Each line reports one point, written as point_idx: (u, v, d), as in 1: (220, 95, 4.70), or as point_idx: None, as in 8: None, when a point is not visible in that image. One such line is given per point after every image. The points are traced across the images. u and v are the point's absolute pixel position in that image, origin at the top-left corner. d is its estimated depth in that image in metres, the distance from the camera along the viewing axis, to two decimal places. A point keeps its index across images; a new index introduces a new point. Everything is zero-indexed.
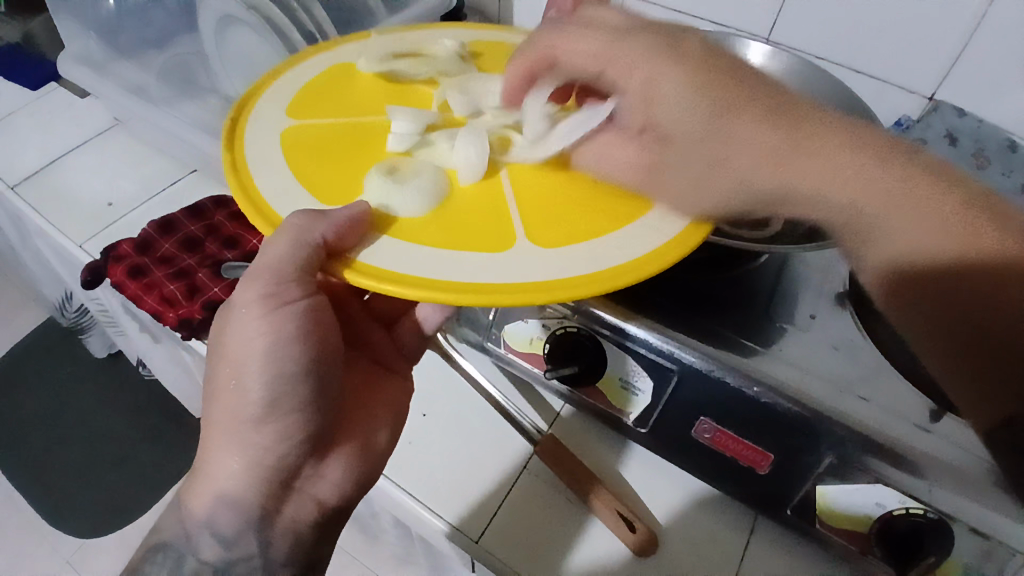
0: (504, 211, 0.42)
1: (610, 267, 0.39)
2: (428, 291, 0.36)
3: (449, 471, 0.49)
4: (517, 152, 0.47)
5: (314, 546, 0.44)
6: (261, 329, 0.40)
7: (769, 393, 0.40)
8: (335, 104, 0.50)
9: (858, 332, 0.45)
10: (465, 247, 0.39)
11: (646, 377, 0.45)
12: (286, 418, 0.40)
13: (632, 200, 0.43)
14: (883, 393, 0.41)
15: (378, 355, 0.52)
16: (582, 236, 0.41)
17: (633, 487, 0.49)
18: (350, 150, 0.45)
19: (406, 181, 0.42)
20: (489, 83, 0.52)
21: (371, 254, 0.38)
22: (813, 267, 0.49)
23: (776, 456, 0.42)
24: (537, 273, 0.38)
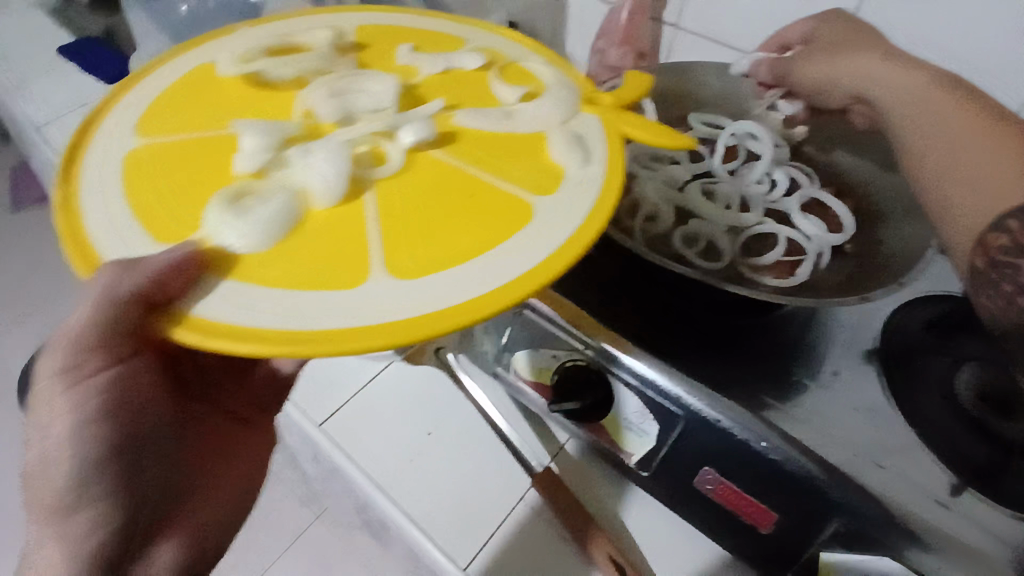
0: (360, 236, 0.34)
1: (475, 295, 0.31)
2: (256, 344, 0.28)
3: (447, 494, 0.48)
4: (394, 166, 0.37)
5: None
6: (63, 408, 0.36)
7: (777, 449, 0.39)
8: (187, 114, 0.40)
9: (883, 394, 0.43)
10: (309, 286, 0.31)
11: (651, 420, 0.44)
12: (99, 504, 0.37)
13: (516, 216, 0.35)
14: (902, 463, 0.39)
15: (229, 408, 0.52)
16: (453, 260, 0.33)
17: (631, 531, 0.48)
18: (195, 172, 0.36)
19: (248, 211, 0.33)
20: (366, 81, 0.42)
21: (204, 301, 0.30)
22: (845, 321, 0.47)
23: (780, 517, 0.40)
24: (395, 312, 0.30)
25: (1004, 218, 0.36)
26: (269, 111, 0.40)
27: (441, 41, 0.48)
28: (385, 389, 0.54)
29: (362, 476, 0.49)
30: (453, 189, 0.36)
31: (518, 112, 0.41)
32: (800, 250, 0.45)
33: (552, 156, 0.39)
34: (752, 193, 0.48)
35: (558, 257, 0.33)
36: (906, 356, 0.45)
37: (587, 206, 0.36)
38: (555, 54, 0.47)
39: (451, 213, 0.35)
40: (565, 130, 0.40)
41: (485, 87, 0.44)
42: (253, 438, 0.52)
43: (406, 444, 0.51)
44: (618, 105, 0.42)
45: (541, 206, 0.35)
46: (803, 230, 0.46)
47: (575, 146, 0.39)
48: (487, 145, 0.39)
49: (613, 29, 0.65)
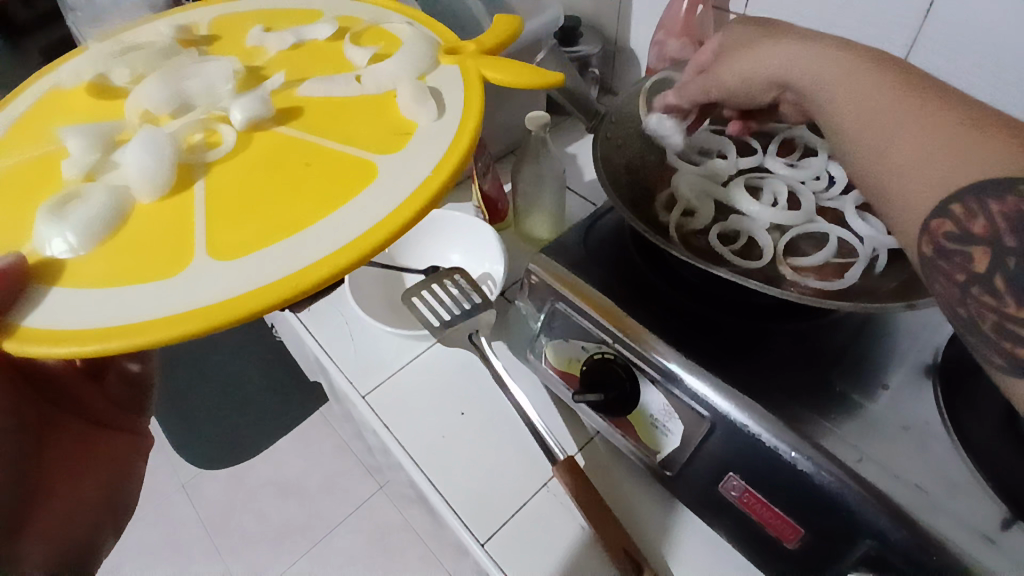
0: (191, 221, 0.34)
1: (301, 264, 0.32)
2: (81, 345, 0.29)
3: (474, 474, 0.50)
4: (225, 147, 0.38)
5: None
6: None
7: (807, 460, 0.37)
8: (27, 133, 0.40)
9: (938, 413, 0.39)
10: (129, 281, 0.32)
11: (677, 419, 0.43)
12: None
13: (352, 180, 0.36)
14: (951, 493, 0.36)
15: (92, 412, 0.48)
16: (281, 234, 0.33)
17: (654, 529, 0.46)
18: (22, 192, 0.36)
19: (71, 214, 0.34)
20: (201, 67, 0.42)
21: (33, 312, 0.30)
22: (902, 332, 0.44)
23: (808, 534, 0.38)
24: (220, 292, 0.31)
25: (947, 202, 0.30)
26: (106, 114, 0.41)
27: (292, 19, 0.49)
28: (426, 369, 0.57)
29: (400, 449, 0.51)
30: (286, 165, 0.37)
31: (366, 74, 0.42)
32: (851, 252, 0.44)
33: (404, 114, 0.39)
34: (801, 188, 0.47)
35: (390, 217, 0.34)
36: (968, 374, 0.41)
37: (430, 159, 0.37)
38: (418, 12, 0.49)
39: (281, 187, 0.36)
40: (413, 90, 0.40)
41: (340, 51, 0.45)
42: (120, 441, 0.48)
43: (439, 423, 0.53)
44: (481, 51, 0.44)
45: (384, 165, 0.37)
46: (856, 230, 0.44)
47: (426, 98, 0.39)
48: (330, 116, 0.40)
49: (673, 20, 0.63)
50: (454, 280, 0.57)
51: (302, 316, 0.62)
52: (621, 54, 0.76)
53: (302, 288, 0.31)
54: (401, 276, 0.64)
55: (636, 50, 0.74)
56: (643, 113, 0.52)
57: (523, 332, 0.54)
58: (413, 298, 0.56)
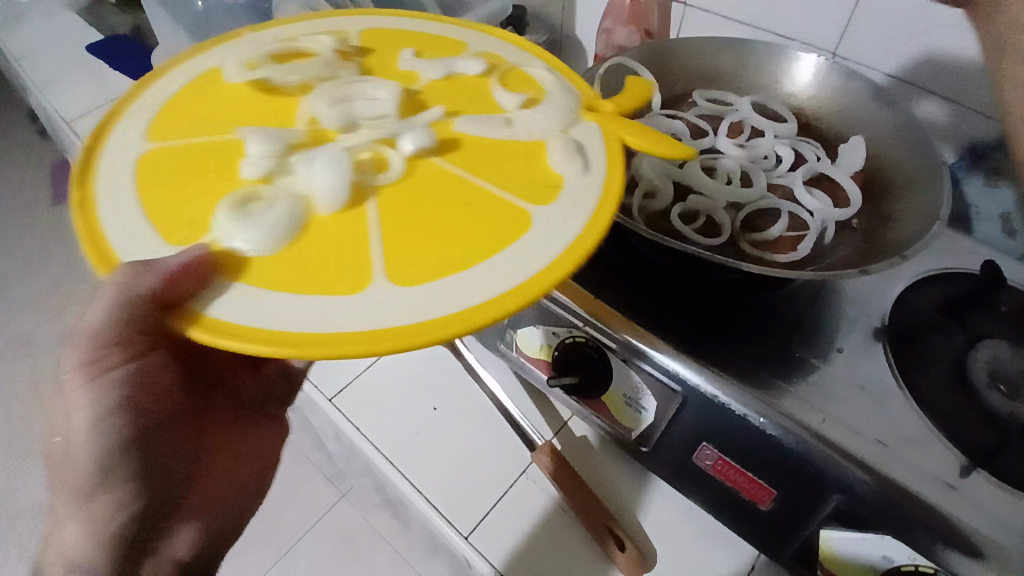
0: (362, 240, 0.33)
1: (477, 301, 0.30)
2: (265, 345, 0.27)
3: (451, 467, 0.49)
4: (395, 173, 0.36)
5: None
6: (83, 400, 0.35)
7: (774, 424, 0.39)
8: (195, 119, 0.39)
9: (889, 371, 0.42)
10: (312, 291, 0.30)
11: (650, 396, 0.44)
12: (122, 485, 0.37)
13: (514, 221, 0.34)
14: (906, 444, 0.38)
15: (240, 398, 0.50)
16: (450, 269, 0.32)
17: (633, 506, 0.47)
18: (184, 180, 0.34)
19: (255, 215, 0.32)
20: (366, 88, 0.41)
21: (217, 301, 0.29)
22: (852, 299, 0.47)
23: (780, 494, 0.40)
24: (403, 318, 0.29)
25: None
26: (271, 116, 0.39)
27: (441, 47, 0.47)
28: (396, 365, 0.56)
29: (372, 448, 0.50)
30: (453, 196, 0.35)
31: (518, 120, 0.40)
32: (803, 225, 0.47)
33: (552, 165, 0.37)
34: (752, 167, 0.50)
35: (552, 267, 0.32)
36: (916, 335, 0.44)
37: (587, 212, 0.35)
38: (555, 59, 0.47)
39: (449, 218, 0.34)
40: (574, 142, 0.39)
41: (485, 91, 0.43)
42: (264, 427, 0.51)
43: (411, 419, 0.52)
44: (618, 112, 0.42)
45: (541, 214, 0.35)
46: (805, 205, 0.47)
47: (573, 155, 0.37)
48: (489, 152, 0.38)
49: (620, 8, 0.64)
50: None
51: None
52: (568, 43, 0.76)
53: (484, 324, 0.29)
54: None
55: (583, 40, 0.74)
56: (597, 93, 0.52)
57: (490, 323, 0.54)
58: None
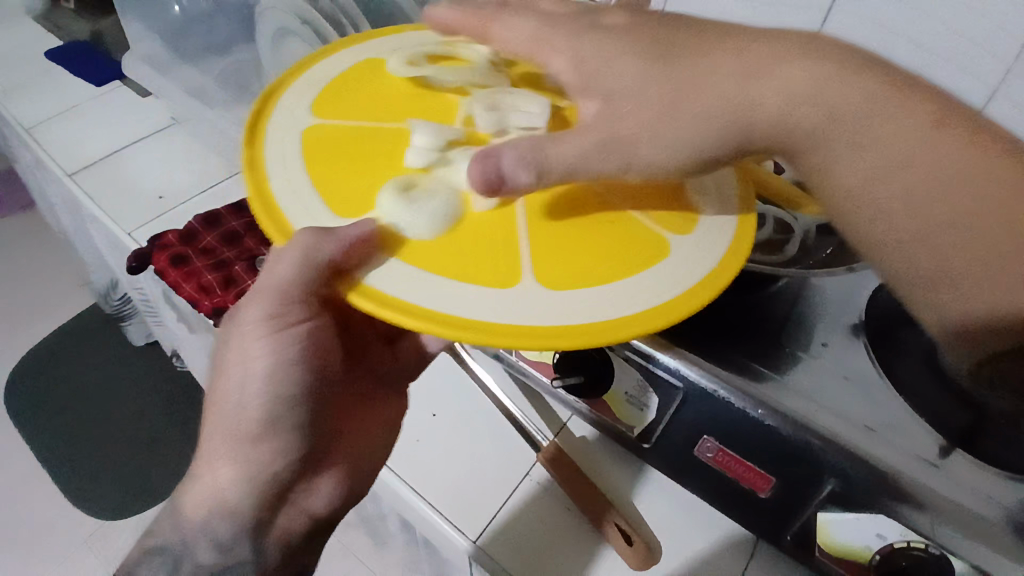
0: (515, 247, 0.37)
1: (611, 317, 0.34)
2: (424, 322, 0.32)
3: (453, 473, 0.49)
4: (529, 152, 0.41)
5: (295, 556, 0.44)
6: (260, 351, 0.40)
7: (772, 415, 0.41)
8: (361, 105, 0.44)
9: (870, 362, 0.45)
10: (472, 279, 0.35)
11: (651, 393, 0.45)
12: (282, 435, 0.41)
13: (648, 245, 0.38)
14: (891, 428, 0.41)
15: (375, 366, 0.51)
16: (594, 281, 0.36)
17: (635, 502, 0.49)
18: (343, 159, 0.40)
19: (420, 201, 0.37)
20: (516, 100, 0.45)
21: (374, 275, 0.34)
22: (831, 298, 0.49)
23: (779, 481, 0.42)
24: (551, 318, 0.33)
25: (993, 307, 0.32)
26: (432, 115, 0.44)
27: None
28: None
29: None
30: (592, 219, 0.39)
31: None
32: (789, 228, 0.54)
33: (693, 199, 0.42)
34: None
35: (690, 296, 0.35)
36: (889, 328, 0.47)
37: (719, 250, 0.38)
38: None
39: (586, 239, 0.38)
40: (716, 198, 0.42)
41: None
42: (393, 403, 0.51)
43: (411, 427, 0.52)
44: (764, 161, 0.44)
45: (676, 243, 0.38)
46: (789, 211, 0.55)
47: (710, 192, 0.42)
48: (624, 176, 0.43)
49: None
50: None
51: None
52: None
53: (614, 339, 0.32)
54: None
55: None
56: None
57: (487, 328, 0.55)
58: None
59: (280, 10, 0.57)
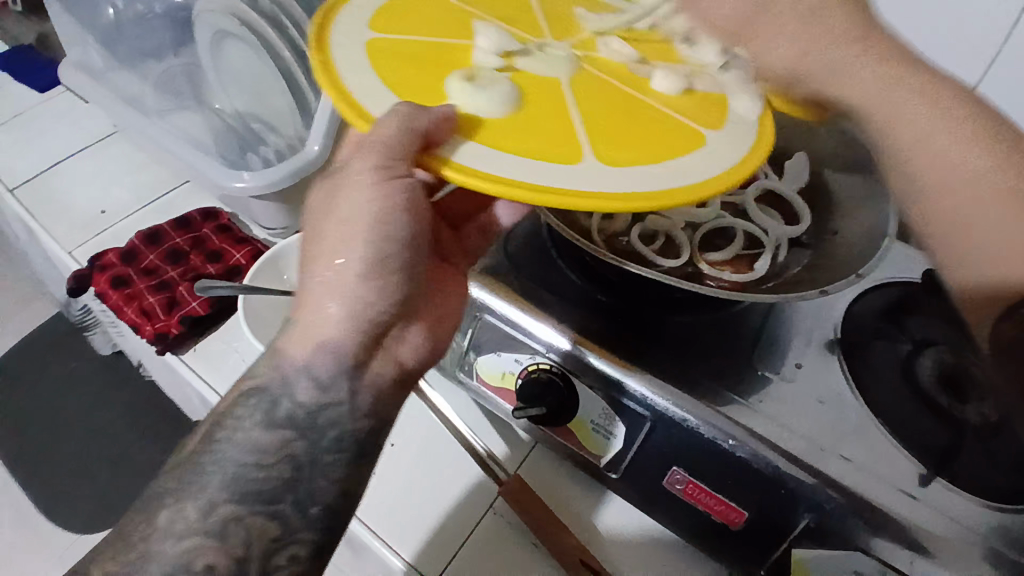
0: (570, 130, 0.37)
1: (680, 185, 0.35)
2: (498, 184, 0.32)
3: (413, 508, 0.48)
4: (561, 71, 0.41)
5: (392, 405, 0.41)
6: (373, 198, 0.38)
7: (743, 446, 0.39)
8: (422, 21, 0.42)
9: (847, 383, 0.43)
10: (545, 156, 0.35)
11: (618, 422, 0.43)
12: (389, 278, 0.39)
13: (686, 136, 0.38)
14: (868, 455, 0.39)
15: (444, 251, 0.51)
16: (653, 163, 0.36)
17: (602, 534, 0.46)
18: (439, 59, 0.40)
19: (486, 85, 0.37)
20: (554, 46, 0.43)
21: (458, 149, 0.34)
22: (802, 311, 0.47)
23: (752, 515, 0.40)
24: (626, 184, 0.34)
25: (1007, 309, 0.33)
26: (551, 24, 0.46)
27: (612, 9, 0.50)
28: None
29: None
30: (643, 116, 0.39)
31: (704, 75, 0.44)
32: (759, 243, 0.49)
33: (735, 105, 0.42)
34: None
35: (729, 175, 0.36)
36: (863, 344, 0.45)
37: (741, 147, 0.39)
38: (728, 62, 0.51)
39: (638, 129, 0.38)
40: (747, 88, 0.43)
41: (677, 50, 0.46)
42: (450, 270, 0.50)
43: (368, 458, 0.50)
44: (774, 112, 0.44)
45: (712, 136, 0.39)
46: (761, 223, 0.49)
47: (742, 94, 0.42)
48: (637, 79, 0.42)
49: None
50: None
51: (186, 357, 0.55)
52: None
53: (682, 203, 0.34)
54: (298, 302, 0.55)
55: None
56: None
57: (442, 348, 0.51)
58: None
59: (218, 13, 0.52)
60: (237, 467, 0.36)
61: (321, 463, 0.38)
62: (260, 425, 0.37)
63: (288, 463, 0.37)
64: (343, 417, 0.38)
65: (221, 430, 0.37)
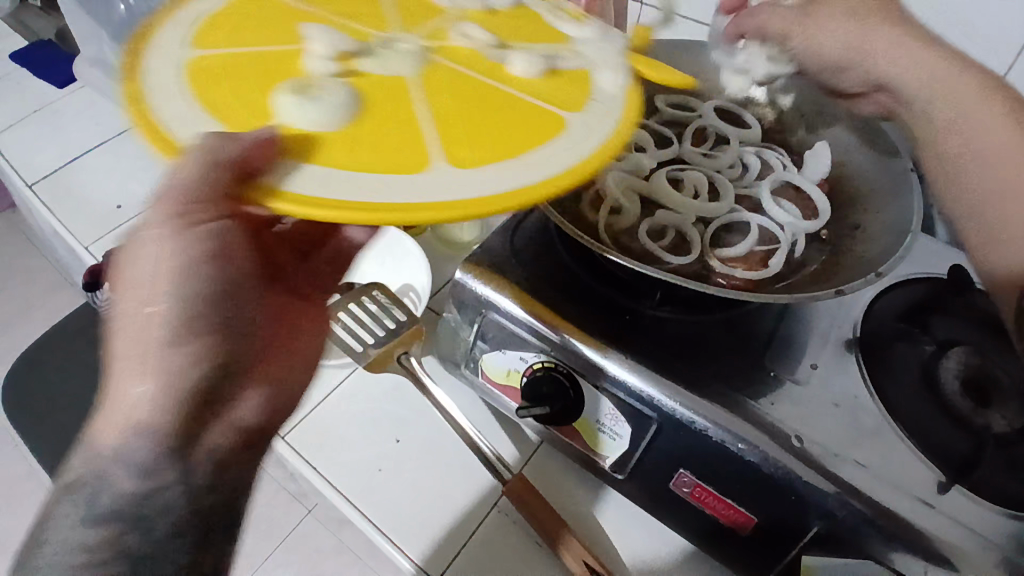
0: (417, 136, 0.33)
1: (538, 180, 0.32)
2: (349, 212, 0.28)
3: (418, 505, 0.47)
4: (405, 70, 0.37)
5: (240, 474, 0.37)
6: (163, 248, 0.34)
7: (753, 450, 0.37)
8: (245, 32, 0.38)
9: (864, 385, 0.41)
10: (391, 171, 0.31)
11: (624, 423, 0.42)
12: (197, 338, 0.35)
13: (545, 122, 0.36)
14: (883, 460, 0.37)
15: (293, 285, 0.48)
16: (509, 156, 0.33)
17: (608, 535, 0.46)
18: (267, 71, 0.35)
19: (316, 96, 0.33)
20: (390, 41, 0.39)
21: (290, 176, 0.30)
22: (818, 310, 0.46)
23: (761, 521, 0.39)
24: (478, 189, 0.31)
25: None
26: (400, 18, 0.43)
27: None
28: (350, 399, 0.53)
29: (334, 491, 0.48)
30: (501, 107, 0.36)
31: (560, 56, 0.41)
32: (774, 238, 0.47)
33: (603, 85, 0.39)
34: (719, 177, 0.50)
35: (596, 157, 0.34)
36: (883, 345, 0.43)
37: (603, 133, 0.36)
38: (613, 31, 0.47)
39: (496, 122, 0.35)
40: (617, 61, 0.41)
41: (543, 25, 0.44)
42: (314, 310, 0.48)
43: (373, 454, 0.50)
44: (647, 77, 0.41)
45: (575, 120, 0.36)
46: (776, 218, 0.48)
47: (617, 70, 0.40)
48: (494, 65, 0.39)
49: None
50: (373, 297, 0.54)
51: None
52: None
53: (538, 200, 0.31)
54: None
55: None
56: None
57: (450, 344, 0.50)
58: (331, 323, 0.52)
59: None
60: (61, 572, 0.30)
61: (161, 558, 0.33)
62: (77, 521, 0.32)
63: (124, 558, 0.32)
64: (177, 499, 0.34)
65: (44, 530, 0.32)
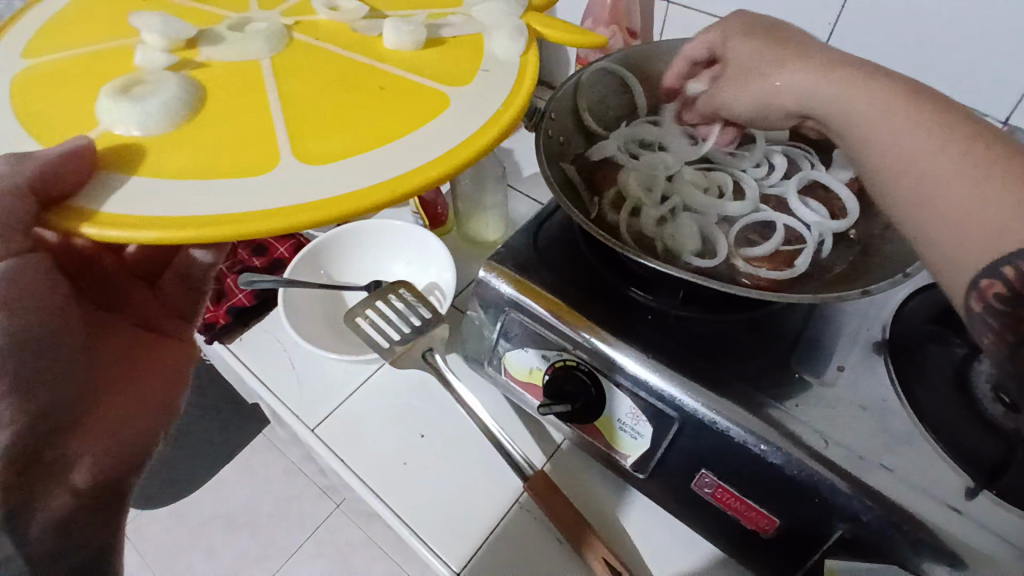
0: (272, 133, 0.39)
1: (401, 171, 0.36)
2: (160, 231, 0.32)
3: (440, 499, 0.48)
4: (266, 67, 0.43)
5: (77, 531, 0.39)
6: None
7: (775, 451, 0.37)
8: (87, 39, 0.45)
9: (892, 388, 0.40)
10: (241, 174, 0.36)
11: (645, 422, 0.42)
12: (13, 395, 0.37)
13: (429, 101, 0.41)
14: (911, 465, 0.37)
15: (142, 316, 0.52)
16: (370, 145, 0.38)
17: (629, 535, 0.46)
18: (94, 74, 0.42)
19: (142, 97, 0.38)
20: (248, 32, 0.46)
21: (107, 203, 0.33)
22: (847, 312, 0.45)
23: (784, 523, 0.38)
24: (339, 187, 0.36)
25: (998, 261, 0.25)
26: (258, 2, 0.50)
27: None
28: (376, 394, 0.54)
29: (359, 483, 0.49)
30: (361, 90, 0.42)
31: (443, 30, 0.47)
32: (800, 238, 0.47)
33: (497, 50, 0.45)
34: (744, 176, 0.50)
35: (481, 142, 0.39)
36: (914, 348, 0.42)
37: (477, 120, 0.40)
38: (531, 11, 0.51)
39: (371, 107, 0.41)
40: (503, 23, 0.47)
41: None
42: (174, 346, 0.53)
43: (398, 449, 0.51)
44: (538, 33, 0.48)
45: (454, 97, 0.42)
46: (803, 218, 0.47)
47: (515, 37, 0.46)
48: (372, 50, 0.46)
49: (600, 10, 0.66)
50: (398, 294, 0.55)
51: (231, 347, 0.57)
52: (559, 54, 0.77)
53: (409, 192, 0.36)
54: (340, 296, 0.61)
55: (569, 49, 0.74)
56: (583, 108, 0.52)
57: (474, 342, 0.51)
58: (358, 319, 0.54)
59: None
60: None
61: None
62: None
63: None
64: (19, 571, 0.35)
65: None
